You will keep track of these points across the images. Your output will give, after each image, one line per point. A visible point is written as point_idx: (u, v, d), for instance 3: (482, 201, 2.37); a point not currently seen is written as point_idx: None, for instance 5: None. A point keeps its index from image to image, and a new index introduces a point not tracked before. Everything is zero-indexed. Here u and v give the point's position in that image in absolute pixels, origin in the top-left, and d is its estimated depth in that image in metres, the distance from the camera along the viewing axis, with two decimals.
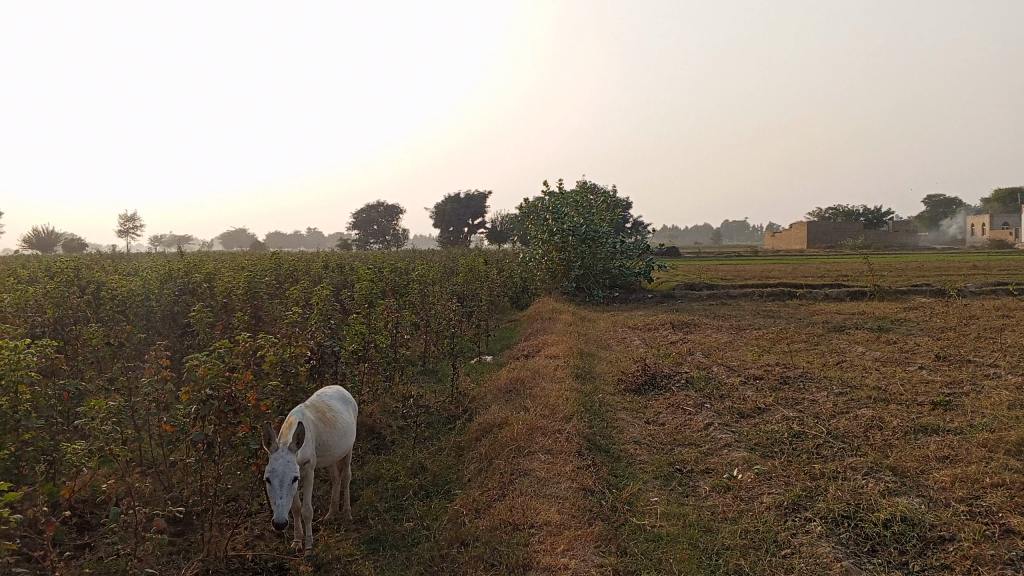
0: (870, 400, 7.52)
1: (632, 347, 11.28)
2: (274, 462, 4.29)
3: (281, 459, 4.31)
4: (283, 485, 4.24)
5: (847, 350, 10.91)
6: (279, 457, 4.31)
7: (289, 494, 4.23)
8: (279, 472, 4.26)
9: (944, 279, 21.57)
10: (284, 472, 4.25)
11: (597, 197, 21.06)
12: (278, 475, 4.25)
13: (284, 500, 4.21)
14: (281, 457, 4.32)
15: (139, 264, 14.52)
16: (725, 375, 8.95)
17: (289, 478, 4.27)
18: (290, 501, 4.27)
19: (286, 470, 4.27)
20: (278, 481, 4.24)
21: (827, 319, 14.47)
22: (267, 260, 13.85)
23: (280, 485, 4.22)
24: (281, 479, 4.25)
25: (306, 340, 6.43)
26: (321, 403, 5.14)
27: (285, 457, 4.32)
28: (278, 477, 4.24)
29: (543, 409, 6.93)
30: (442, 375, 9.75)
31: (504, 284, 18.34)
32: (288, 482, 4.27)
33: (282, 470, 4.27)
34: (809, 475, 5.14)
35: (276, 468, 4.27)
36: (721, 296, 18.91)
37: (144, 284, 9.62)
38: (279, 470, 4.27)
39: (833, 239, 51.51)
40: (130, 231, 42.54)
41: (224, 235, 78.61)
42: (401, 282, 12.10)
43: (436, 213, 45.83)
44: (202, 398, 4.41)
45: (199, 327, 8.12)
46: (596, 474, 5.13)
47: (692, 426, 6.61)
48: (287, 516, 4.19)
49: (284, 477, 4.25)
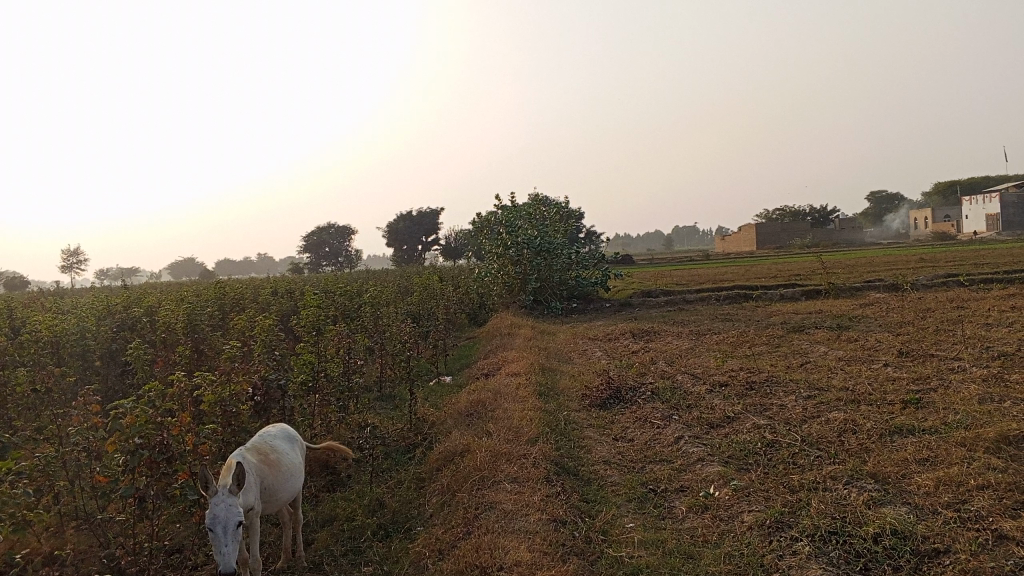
0: (840, 402, 7.35)
1: (594, 360, 11.01)
2: (216, 507, 3.86)
3: (223, 503, 3.88)
4: (227, 531, 3.81)
5: (810, 351, 10.78)
6: (220, 501, 3.87)
7: (235, 541, 3.81)
8: (222, 517, 3.83)
9: (895, 274, 21.77)
10: (228, 517, 3.83)
11: (550, 209, 20.86)
12: (221, 521, 3.82)
13: (229, 549, 3.79)
14: (222, 500, 3.89)
15: (76, 300, 13.87)
16: (691, 383, 8.72)
17: (233, 523, 3.85)
18: (236, 548, 3.85)
19: (229, 514, 3.84)
20: (221, 528, 3.81)
21: (786, 320, 14.38)
22: (212, 290, 13.34)
23: (224, 531, 3.80)
24: (225, 525, 3.82)
25: (249, 375, 6.03)
26: (263, 445, 4.75)
27: (227, 501, 3.89)
28: (221, 523, 3.82)
29: (507, 432, 6.61)
30: (400, 401, 9.37)
31: (460, 301, 17.99)
32: (233, 528, 3.84)
33: (225, 515, 3.84)
34: (788, 488, 4.90)
35: (218, 513, 3.84)
36: (678, 302, 18.77)
37: (77, 322, 9.09)
38: (222, 515, 3.84)
39: (783, 239, 52.14)
40: (74, 266, 41.33)
41: (173, 266, 77.04)
42: (352, 306, 11.68)
43: (388, 233, 45.26)
44: (129, 448, 4.00)
45: (137, 366, 7.66)
46: (566, 502, 4.81)
47: (662, 441, 6.35)
48: (234, 566, 3.76)
49: (228, 522, 3.83)
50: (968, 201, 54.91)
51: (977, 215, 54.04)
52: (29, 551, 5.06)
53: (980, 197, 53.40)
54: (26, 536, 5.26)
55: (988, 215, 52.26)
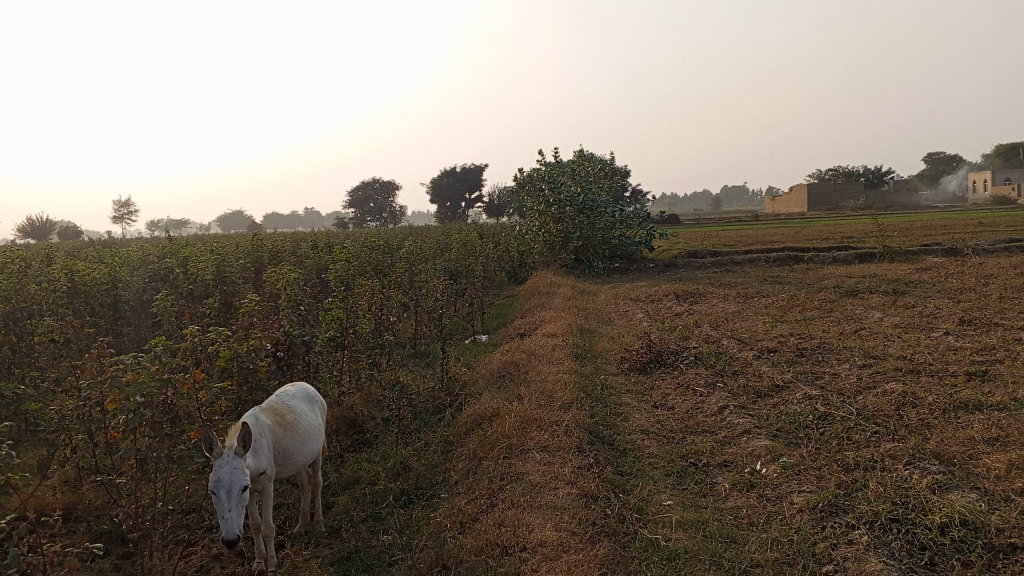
0: (898, 372, 6.87)
1: (634, 321, 10.61)
2: (219, 471, 3.59)
3: (227, 466, 3.61)
4: (231, 496, 3.53)
5: (864, 317, 10.24)
6: (224, 463, 3.60)
7: (240, 507, 3.54)
8: (226, 481, 3.56)
9: (953, 238, 20.82)
10: (232, 480, 3.56)
11: (594, 165, 20.32)
12: (224, 485, 3.55)
13: (233, 514, 3.52)
14: (227, 463, 3.62)
15: (115, 250, 13.83)
16: (737, 349, 8.28)
17: (238, 488, 3.57)
18: (241, 514, 3.58)
19: (234, 478, 3.57)
20: (224, 493, 3.54)
21: (838, 284, 13.76)
22: (248, 242, 13.13)
23: (227, 495, 3.52)
24: (228, 489, 3.55)
25: (271, 331, 5.75)
26: (280, 405, 4.48)
27: (232, 463, 3.62)
28: (225, 487, 3.54)
29: (540, 396, 6.28)
30: (433, 359, 9.09)
31: (500, 258, 17.67)
32: (238, 493, 3.57)
33: (229, 478, 3.57)
34: (842, 466, 4.50)
35: (221, 476, 3.56)
36: (725, 263, 18.18)
37: (108, 271, 8.97)
38: (226, 478, 3.56)
39: (835, 201, 50.68)
40: (125, 216, 41.92)
41: (222, 220, 78.13)
42: (387, 261, 11.41)
43: (431, 188, 45.03)
44: (131, 407, 3.73)
45: (164, 317, 7.47)
46: (599, 475, 4.47)
47: (705, 410, 5.97)
48: (238, 532, 3.49)
49: (232, 487, 3.55)
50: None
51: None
52: (42, 506, 4.89)
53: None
54: (40, 491, 5.10)
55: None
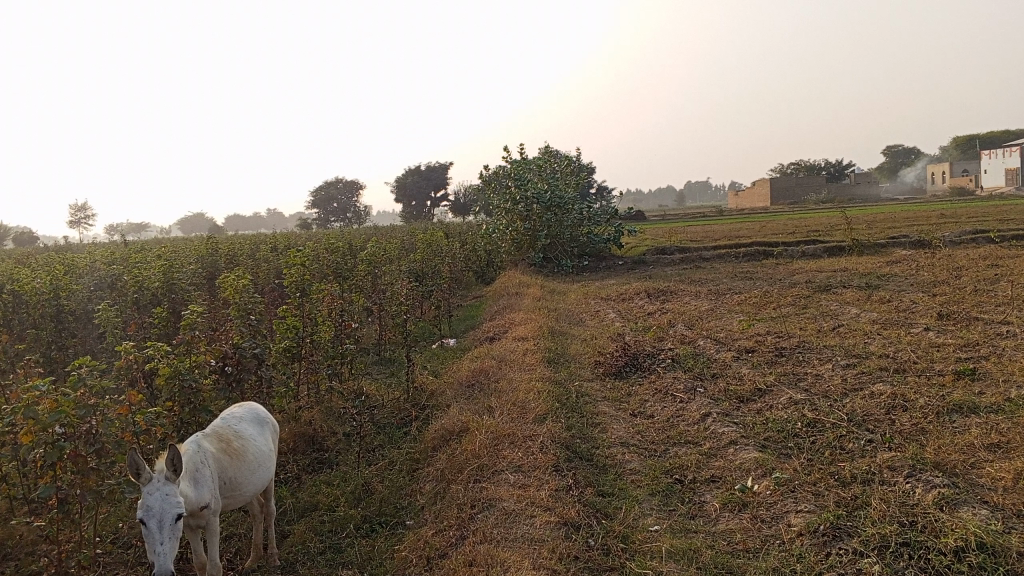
0: (883, 372, 6.59)
1: (607, 322, 10.28)
2: (148, 498, 3.09)
3: (157, 493, 3.12)
4: (162, 527, 3.04)
5: (840, 313, 9.99)
6: (154, 490, 3.11)
7: (173, 539, 3.04)
8: (156, 510, 3.07)
9: (919, 230, 20.83)
10: (164, 509, 3.06)
11: (560, 161, 19.97)
12: (155, 514, 3.05)
13: (166, 548, 3.02)
14: (157, 489, 3.13)
15: (61, 257, 13.13)
16: (715, 350, 7.96)
17: (171, 517, 3.08)
18: (175, 547, 3.08)
19: (165, 506, 3.08)
20: (155, 523, 3.04)
21: (809, 278, 13.55)
22: (201, 246, 12.55)
23: (158, 527, 3.03)
24: (160, 519, 3.06)
25: (219, 344, 5.27)
26: (226, 429, 4.04)
27: (163, 489, 3.13)
28: (155, 517, 3.05)
29: (511, 407, 5.90)
30: (398, 366, 8.66)
31: (466, 258, 17.26)
32: (171, 523, 3.07)
33: (160, 506, 3.07)
34: (838, 481, 4.18)
35: (151, 505, 3.07)
36: (694, 260, 17.96)
37: (48, 281, 8.40)
38: (156, 507, 3.07)
39: (798, 194, 51.00)
40: (81, 221, 40.83)
41: (182, 223, 76.89)
42: (348, 264, 10.93)
43: (396, 187, 44.46)
44: (47, 440, 3.26)
45: (108, 329, 6.96)
46: (579, 499, 4.10)
47: (687, 418, 5.63)
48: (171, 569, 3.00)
49: (164, 516, 3.06)
50: (987, 155, 53.52)
51: (996, 170, 52.72)
52: None
53: (999, 151, 52.01)
54: None
55: (1008, 169, 50.94)
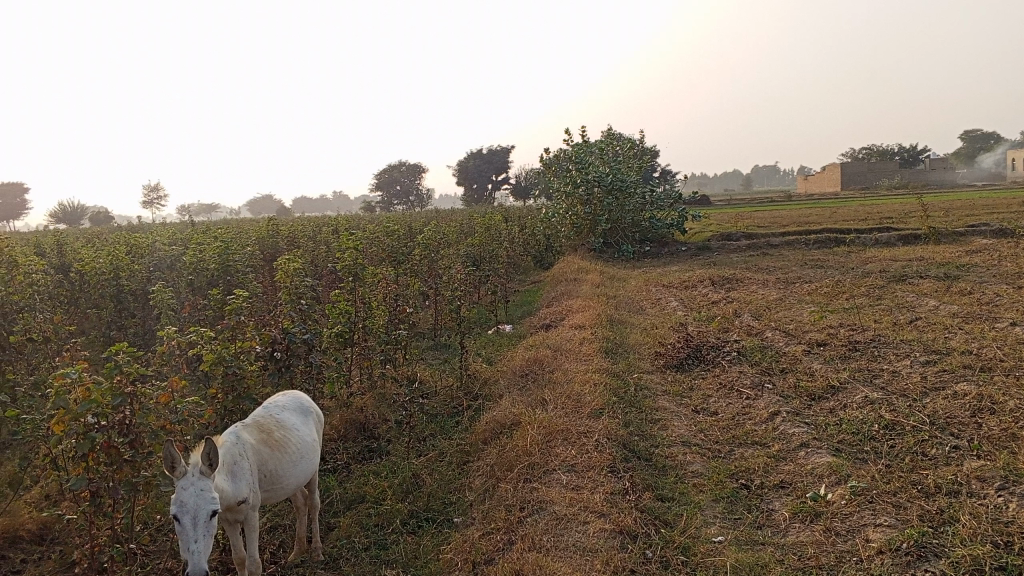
0: (967, 370, 6.14)
1: (668, 310, 9.93)
2: (182, 494, 2.94)
3: (191, 488, 2.96)
4: (197, 524, 2.89)
5: (918, 306, 9.43)
6: (188, 485, 2.96)
7: (207, 536, 2.89)
8: (190, 506, 2.91)
9: (1000, 218, 19.80)
10: (199, 505, 2.91)
11: (623, 144, 19.53)
12: (188, 510, 2.90)
13: (200, 546, 2.87)
14: (191, 484, 2.97)
15: (127, 237, 13.29)
16: (783, 342, 7.57)
17: (205, 513, 2.92)
18: (209, 546, 2.93)
19: (200, 502, 2.92)
20: (189, 520, 2.89)
21: (884, 267, 12.92)
22: (262, 228, 12.56)
23: (192, 523, 2.87)
24: (194, 516, 2.90)
25: (268, 330, 5.15)
26: (268, 420, 3.89)
27: (197, 484, 2.97)
28: (189, 514, 2.89)
29: (567, 400, 5.67)
30: (452, 352, 8.49)
31: (525, 242, 17.03)
32: (205, 520, 2.92)
33: (194, 502, 2.92)
34: (920, 492, 3.83)
35: (185, 500, 2.92)
36: (761, 246, 17.39)
37: (109, 261, 8.42)
38: (191, 503, 2.91)
39: (869, 180, 49.31)
40: (153, 202, 41.90)
41: (249, 203, 78.41)
42: (405, 248, 10.80)
43: (457, 170, 44.43)
44: (79, 430, 3.16)
45: (163, 311, 6.94)
46: (636, 504, 3.85)
47: (754, 416, 5.31)
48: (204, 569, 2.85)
49: (198, 512, 2.90)
50: None
51: None
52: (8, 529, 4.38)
53: None
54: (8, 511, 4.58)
55: None
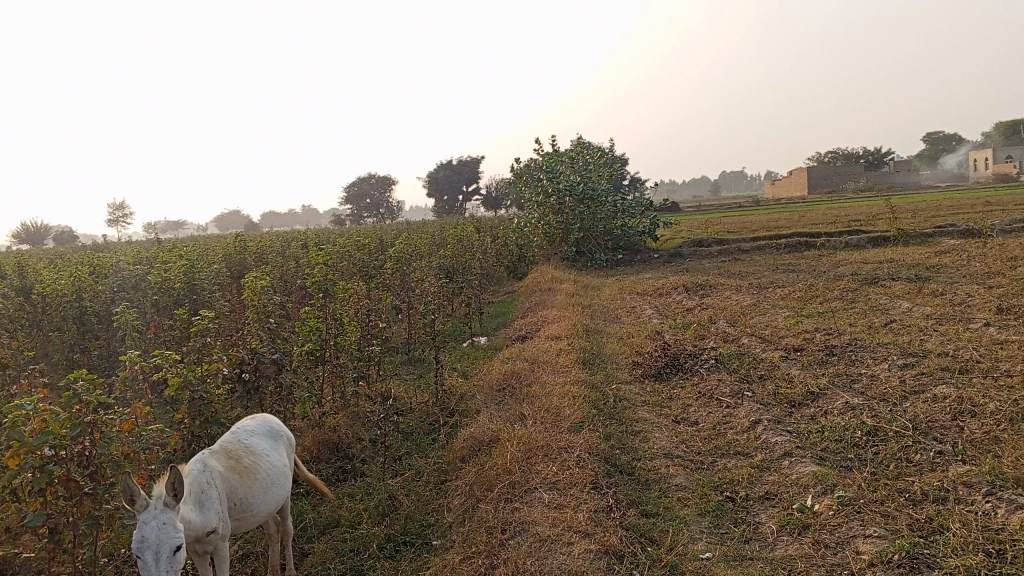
0: (944, 373, 6.13)
1: (644, 319, 9.86)
2: (143, 529, 2.78)
3: (153, 523, 2.80)
4: (158, 560, 2.73)
5: (891, 308, 9.45)
6: (149, 519, 2.80)
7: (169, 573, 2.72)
8: (151, 541, 2.75)
9: (966, 218, 20.03)
10: (162, 540, 2.75)
11: (593, 152, 19.53)
12: (150, 546, 2.74)
13: None
14: (153, 519, 2.81)
15: (91, 256, 12.98)
16: (760, 349, 7.53)
17: (168, 549, 2.76)
18: None
19: (161, 537, 2.76)
20: (150, 556, 2.73)
21: (855, 270, 12.97)
22: (230, 244, 12.33)
23: (154, 560, 2.71)
24: (156, 551, 2.74)
25: (236, 350, 4.98)
26: (237, 445, 3.74)
27: (159, 518, 2.81)
28: (151, 549, 2.73)
29: (546, 414, 5.56)
30: (426, 367, 8.35)
31: (497, 253, 16.93)
32: (168, 555, 2.76)
33: (155, 537, 2.76)
34: (907, 499, 3.76)
35: (146, 535, 2.76)
36: (732, 252, 17.43)
37: (70, 282, 8.18)
38: (153, 538, 2.75)
39: (836, 183, 49.87)
40: (119, 220, 41.26)
41: (218, 219, 77.57)
42: (376, 262, 10.64)
43: (428, 182, 44.29)
44: (36, 464, 3.00)
45: (127, 333, 6.74)
46: (620, 521, 3.75)
47: (735, 425, 5.24)
48: None
49: (160, 548, 2.74)
50: None
51: None
52: None
53: None
54: None
55: None
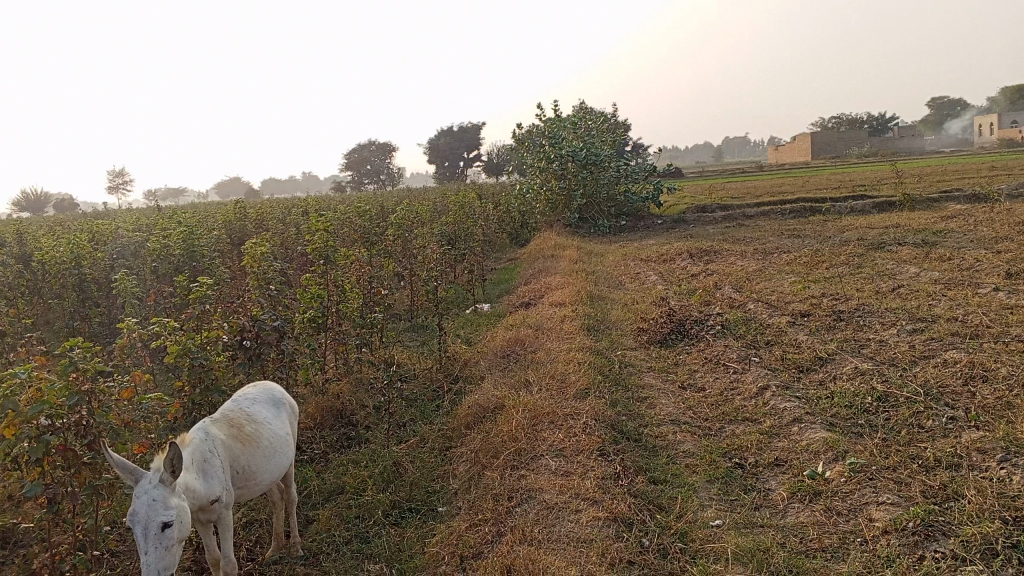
0: (954, 338, 6.04)
1: (648, 285, 9.77)
2: (134, 502, 2.70)
3: (144, 497, 2.71)
4: (146, 535, 2.64)
5: (898, 273, 9.35)
6: (140, 493, 2.71)
7: (157, 549, 2.62)
8: (141, 516, 2.66)
9: (972, 182, 19.83)
10: (149, 515, 2.65)
11: (596, 117, 19.29)
12: (139, 520, 2.65)
13: (151, 559, 2.62)
14: (144, 492, 2.72)
15: (90, 224, 12.85)
16: (767, 314, 7.44)
17: (156, 524, 2.65)
18: (164, 557, 2.66)
19: (149, 512, 2.66)
20: (140, 530, 2.65)
21: (861, 236, 12.84)
22: (230, 211, 12.20)
23: (141, 535, 2.63)
24: (145, 526, 2.65)
25: (237, 318, 4.91)
26: (238, 414, 3.68)
27: (151, 492, 2.71)
28: (140, 524, 2.65)
29: (551, 381, 5.49)
30: (429, 333, 8.28)
31: (500, 220, 16.79)
32: (157, 531, 2.66)
33: (144, 512, 2.66)
34: (920, 466, 3.70)
35: (136, 509, 2.67)
36: (736, 217, 17.29)
37: (68, 250, 8.07)
38: (142, 512, 2.67)
39: (840, 148, 49.46)
40: (118, 187, 41.05)
41: (218, 187, 77.22)
42: (378, 228, 10.53)
43: (429, 149, 43.96)
44: (32, 434, 2.93)
45: (127, 300, 6.65)
46: (628, 489, 3.69)
47: (743, 391, 5.17)
48: None
49: (148, 523, 2.65)
50: None
51: None
52: None
53: None
54: None
55: None
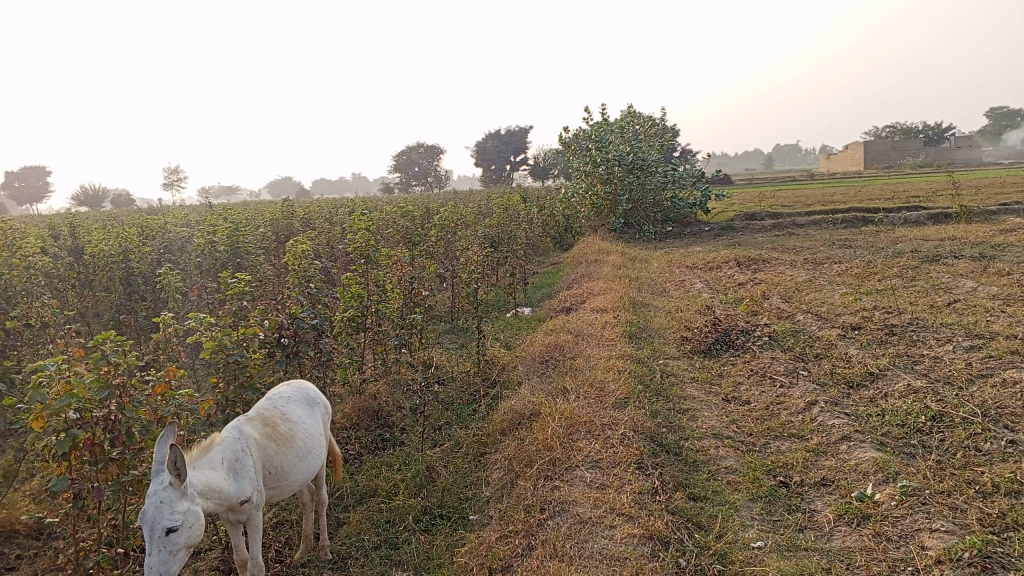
0: (1013, 356, 5.78)
1: (693, 293, 9.58)
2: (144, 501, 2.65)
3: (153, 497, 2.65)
4: (151, 538, 2.58)
5: (955, 287, 9.01)
6: (148, 493, 2.64)
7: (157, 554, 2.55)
8: (148, 517, 2.61)
9: None
10: (153, 518, 2.59)
11: (644, 122, 19.07)
12: (145, 521, 2.60)
13: (153, 562, 2.56)
14: (153, 493, 2.65)
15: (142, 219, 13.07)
16: (815, 326, 7.22)
17: (159, 529, 2.58)
18: (168, 561, 2.60)
19: (153, 515, 2.59)
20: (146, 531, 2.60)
21: (916, 248, 12.46)
22: (277, 209, 12.29)
23: (146, 537, 2.58)
24: (151, 528, 2.60)
25: (275, 315, 4.88)
26: (273, 412, 3.64)
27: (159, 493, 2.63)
28: (146, 525, 2.60)
29: (590, 389, 5.37)
30: (469, 336, 8.21)
31: (544, 224, 16.69)
32: (162, 534, 2.59)
33: (149, 514, 2.60)
34: (976, 491, 3.50)
35: (144, 509, 2.62)
36: (786, 226, 16.94)
37: (117, 244, 8.17)
38: (148, 514, 2.61)
39: (895, 158, 48.33)
40: (172, 184, 41.91)
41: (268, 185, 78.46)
42: (421, 229, 10.50)
43: (476, 151, 44.05)
44: (60, 427, 2.91)
45: (170, 294, 6.70)
46: (665, 505, 3.56)
47: (789, 406, 4.99)
48: None
49: (153, 526, 2.59)
50: None
51: None
52: None
53: None
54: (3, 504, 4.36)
55: None
